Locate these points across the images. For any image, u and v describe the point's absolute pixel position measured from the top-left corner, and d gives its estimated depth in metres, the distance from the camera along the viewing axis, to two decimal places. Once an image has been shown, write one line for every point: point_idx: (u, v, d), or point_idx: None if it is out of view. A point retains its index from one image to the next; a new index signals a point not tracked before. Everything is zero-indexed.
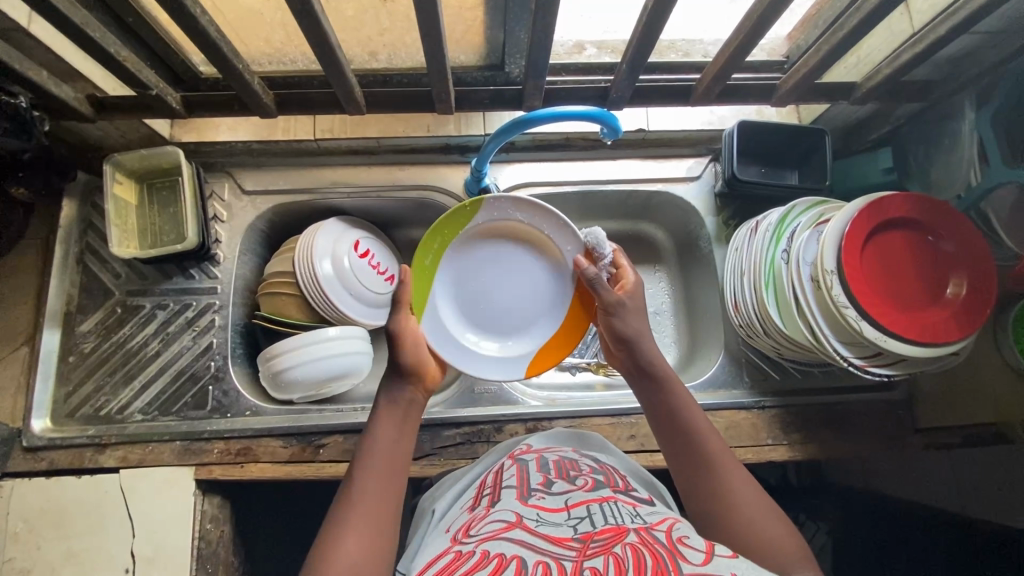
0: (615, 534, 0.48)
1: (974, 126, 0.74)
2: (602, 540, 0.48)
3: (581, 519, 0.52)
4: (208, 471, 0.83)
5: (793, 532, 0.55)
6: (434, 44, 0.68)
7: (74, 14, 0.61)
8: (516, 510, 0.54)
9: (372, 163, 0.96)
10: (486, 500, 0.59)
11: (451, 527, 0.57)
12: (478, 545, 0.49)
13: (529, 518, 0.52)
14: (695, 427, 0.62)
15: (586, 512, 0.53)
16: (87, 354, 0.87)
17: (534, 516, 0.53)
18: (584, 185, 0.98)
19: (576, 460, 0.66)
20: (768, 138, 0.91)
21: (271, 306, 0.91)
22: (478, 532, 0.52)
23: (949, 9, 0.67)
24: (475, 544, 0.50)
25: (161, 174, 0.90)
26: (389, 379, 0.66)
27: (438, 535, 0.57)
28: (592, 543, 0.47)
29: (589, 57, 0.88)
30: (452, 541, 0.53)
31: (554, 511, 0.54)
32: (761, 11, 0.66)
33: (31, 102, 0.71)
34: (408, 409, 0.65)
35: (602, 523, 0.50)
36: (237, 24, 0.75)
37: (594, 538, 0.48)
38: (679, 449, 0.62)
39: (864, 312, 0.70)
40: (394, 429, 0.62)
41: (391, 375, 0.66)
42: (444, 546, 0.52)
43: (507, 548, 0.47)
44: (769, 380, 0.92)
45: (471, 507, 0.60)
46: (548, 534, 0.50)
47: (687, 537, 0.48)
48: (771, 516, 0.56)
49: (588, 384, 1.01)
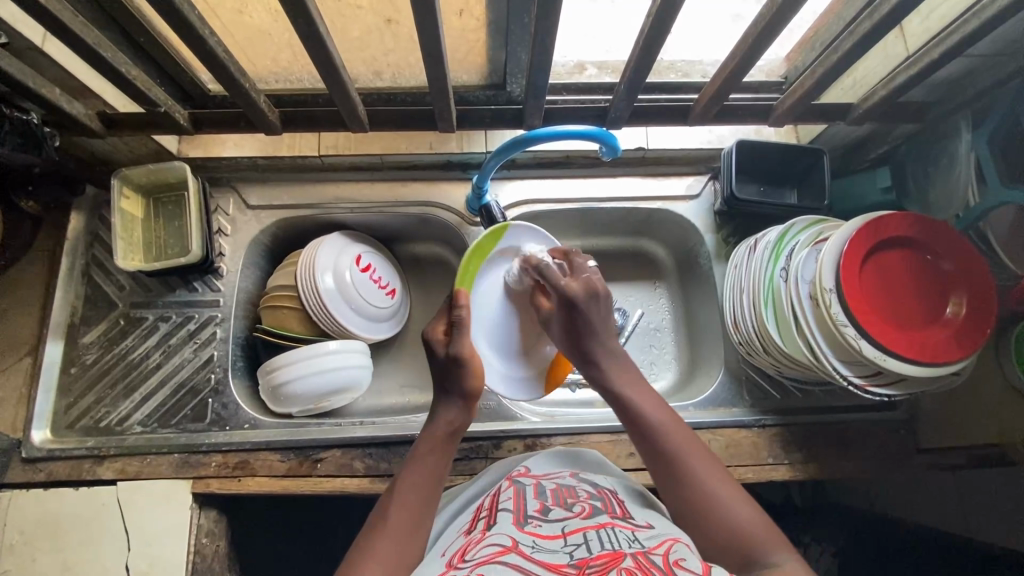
0: (611, 559, 0.48)
1: (970, 146, 0.75)
2: (598, 566, 0.47)
3: (578, 546, 0.52)
4: (204, 485, 0.83)
5: (769, 523, 0.56)
6: (436, 65, 0.69)
7: (87, 34, 0.62)
8: (512, 535, 0.53)
9: (375, 179, 0.97)
10: (482, 523, 0.59)
11: (446, 550, 0.57)
12: (472, 571, 0.48)
13: (525, 544, 0.52)
14: (660, 427, 0.63)
15: (583, 538, 0.52)
16: (89, 366, 0.88)
17: (529, 542, 0.52)
18: (583, 203, 0.99)
19: (574, 486, 0.65)
20: (767, 157, 0.92)
21: (272, 319, 0.91)
22: (473, 556, 0.51)
23: (943, 33, 0.68)
24: (470, 568, 0.49)
25: (168, 188, 0.91)
26: (442, 405, 0.68)
27: (433, 557, 0.56)
28: (588, 568, 0.47)
29: (590, 76, 0.90)
30: (447, 565, 0.52)
31: (550, 538, 0.53)
32: (756, 35, 0.67)
33: (43, 118, 0.72)
34: (451, 440, 0.66)
35: (598, 549, 0.50)
36: (245, 44, 0.77)
37: (590, 564, 0.48)
38: (645, 449, 0.63)
39: (864, 330, 0.70)
40: (434, 461, 0.64)
41: (444, 401, 0.68)
42: (438, 570, 0.52)
43: (502, 572, 0.47)
44: (769, 399, 0.92)
45: (466, 531, 0.59)
46: (543, 560, 0.50)
47: (683, 559, 0.48)
48: (746, 511, 0.57)
49: (588, 402, 1.00)
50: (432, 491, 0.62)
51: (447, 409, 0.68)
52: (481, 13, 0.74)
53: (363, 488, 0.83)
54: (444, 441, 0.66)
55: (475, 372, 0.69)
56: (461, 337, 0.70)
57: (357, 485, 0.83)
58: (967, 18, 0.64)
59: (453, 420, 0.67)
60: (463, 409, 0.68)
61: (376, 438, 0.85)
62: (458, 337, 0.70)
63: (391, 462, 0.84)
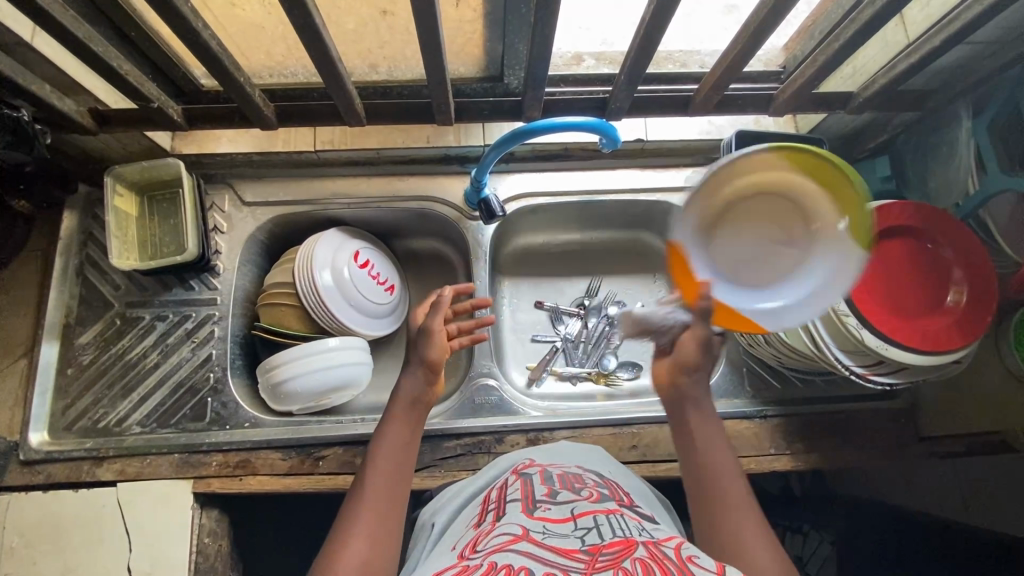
0: (624, 547, 0.48)
1: (970, 134, 0.75)
2: (611, 554, 0.47)
3: (588, 530, 0.51)
4: (206, 484, 0.82)
5: None
6: (433, 57, 0.68)
7: (78, 28, 0.61)
8: (522, 523, 0.53)
9: (373, 174, 0.97)
10: (491, 516, 0.58)
11: (455, 544, 0.56)
12: (485, 558, 0.48)
13: (535, 531, 0.52)
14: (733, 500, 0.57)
15: (593, 522, 0.52)
16: (85, 367, 0.87)
17: (540, 529, 0.52)
18: (583, 195, 0.98)
19: (580, 473, 0.65)
20: (766, 148, 0.92)
21: (270, 316, 0.90)
22: (484, 546, 0.51)
23: (944, 20, 0.67)
24: (481, 558, 0.49)
25: (162, 186, 0.90)
26: (404, 375, 0.70)
27: (443, 550, 0.56)
28: (600, 557, 0.46)
29: (587, 67, 0.89)
30: (459, 557, 0.51)
31: (560, 522, 0.53)
32: (757, 23, 0.66)
33: (34, 115, 0.71)
34: (422, 409, 0.69)
35: (610, 535, 0.50)
36: (238, 38, 0.76)
37: (603, 552, 0.47)
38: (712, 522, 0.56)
39: (864, 320, 0.71)
40: (405, 428, 0.66)
41: (407, 370, 0.70)
42: (449, 561, 0.51)
43: (515, 559, 0.47)
44: (769, 389, 0.92)
45: (476, 524, 0.59)
46: (555, 546, 0.49)
47: (697, 556, 0.47)
48: None
49: (589, 395, 1.00)
50: (406, 456, 0.64)
51: (408, 374, 0.71)
52: (478, 4, 0.74)
53: None
54: (410, 410, 0.68)
55: (440, 347, 0.72)
56: (438, 314, 0.73)
57: None
58: (968, 5, 0.64)
59: (413, 389, 0.69)
60: (423, 378, 0.70)
61: None
62: (434, 313, 0.73)
63: None
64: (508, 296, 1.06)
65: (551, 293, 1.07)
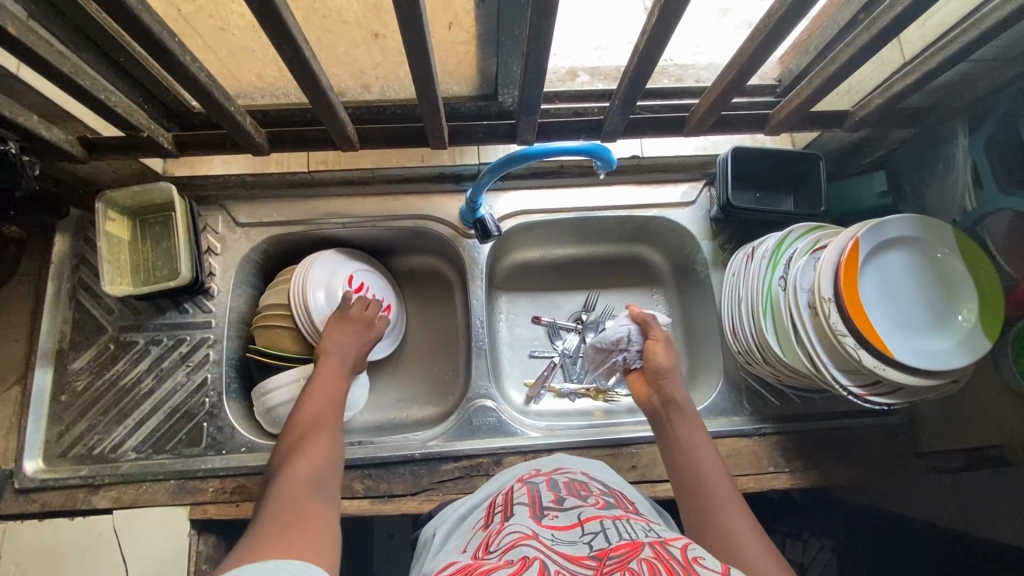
0: (630, 549, 0.47)
1: (967, 150, 0.74)
2: (618, 557, 0.46)
3: (596, 534, 0.51)
4: (203, 511, 0.82)
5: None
6: (425, 83, 0.68)
7: (63, 63, 0.60)
8: (531, 527, 0.52)
9: (368, 193, 0.96)
10: (498, 517, 0.58)
11: (465, 545, 0.55)
12: (500, 556, 0.47)
13: (545, 535, 0.50)
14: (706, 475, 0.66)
15: (600, 527, 0.51)
16: (80, 392, 0.86)
17: (549, 534, 0.51)
18: (579, 212, 0.98)
19: (586, 482, 0.64)
20: (763, 161, 0.91)
21: (265, 339, 0.90)
22: (497, 546, 0.50)
23: (939, 42, 0.67)
24: (497, 557, 0.48)
25: (154, 209, 0.89)
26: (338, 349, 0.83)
27: (453, 551, 0.55)
28: (608, 560, 0.45)
29: (582, 83, 0.88)
30: (471, 557, 0.50)
31: (567, 529, 0.52)
32: (753, 48, 0.65)
33: (22, 146, 0.70)
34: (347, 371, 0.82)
35: (617, 539, 0.49)
36: (229, 61, 0.75)
37: (611, 556, 0.46)
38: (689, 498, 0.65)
39: (862, 339, 0.69)
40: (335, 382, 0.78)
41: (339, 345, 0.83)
42: (460, 560, 0.51)
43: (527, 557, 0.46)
44: (769, 406, 0.92)
45: (484, 525, 0.58)
46: (564, 551, 0.48)
47: (703, 557, 0.46)
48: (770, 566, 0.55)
49: (587, 412, 1.00)
50: (336, 404, 0.76)
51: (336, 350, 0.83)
52: (471, 25, 0.73)
53: (363, 510, 0.83)
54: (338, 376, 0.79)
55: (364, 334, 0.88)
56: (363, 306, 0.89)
57: (358, 506, 0.83)
58: (963, 29, 0.63)
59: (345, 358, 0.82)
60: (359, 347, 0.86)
61: (375, 458, 0.84)
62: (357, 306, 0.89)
63: (390, 482, 0.84)
64: (505, 312, 1.06)
65: (548, 308, 1.07)
